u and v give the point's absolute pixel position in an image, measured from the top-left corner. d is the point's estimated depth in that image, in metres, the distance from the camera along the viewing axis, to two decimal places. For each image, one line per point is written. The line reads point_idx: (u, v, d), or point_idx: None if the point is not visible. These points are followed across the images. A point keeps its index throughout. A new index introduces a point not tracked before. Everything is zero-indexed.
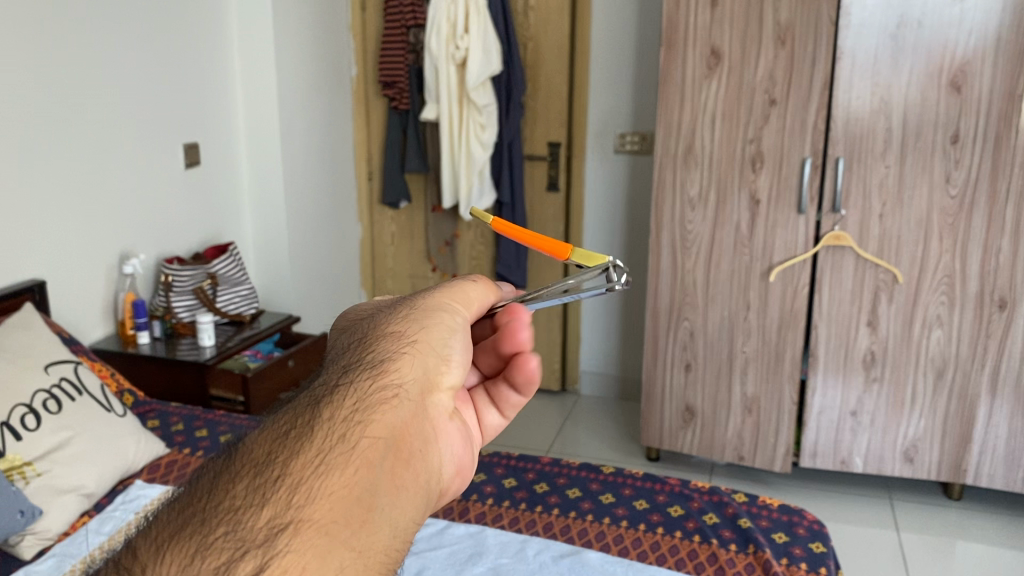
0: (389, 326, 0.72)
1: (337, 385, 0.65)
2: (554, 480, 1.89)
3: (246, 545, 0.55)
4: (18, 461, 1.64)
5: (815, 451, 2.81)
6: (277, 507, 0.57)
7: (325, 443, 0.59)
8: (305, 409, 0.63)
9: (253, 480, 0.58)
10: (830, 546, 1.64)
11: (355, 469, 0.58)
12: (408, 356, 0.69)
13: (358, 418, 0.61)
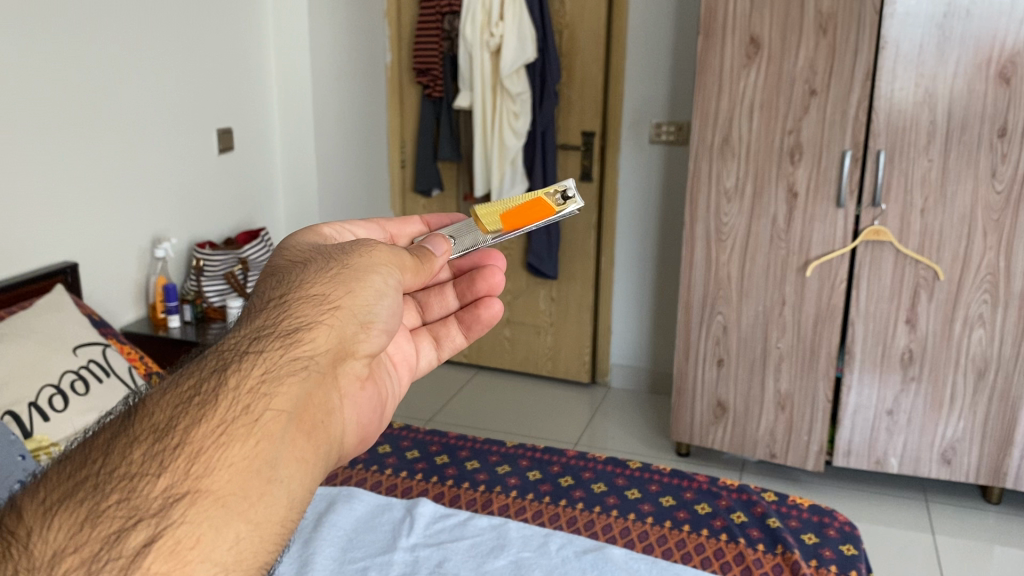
0: (311, 289, 0.78)
1: (246, 352, 0.70)
2: (579, 475, 1.86)
3: (140, 514, 0.58)
4: (45, 441, 1.65)
5: (849, 450, 2.75)
6: (175, 476, 0.60)
7: (229, 412, 0.64)
8: (210, 374, 0.67)
9: (151, 446, 0.62)
10: (862, 549, 1.60)
11: (257, 442, 0.64)
12: (324, 328, 0.75)
13: (264, 389, 0.67)
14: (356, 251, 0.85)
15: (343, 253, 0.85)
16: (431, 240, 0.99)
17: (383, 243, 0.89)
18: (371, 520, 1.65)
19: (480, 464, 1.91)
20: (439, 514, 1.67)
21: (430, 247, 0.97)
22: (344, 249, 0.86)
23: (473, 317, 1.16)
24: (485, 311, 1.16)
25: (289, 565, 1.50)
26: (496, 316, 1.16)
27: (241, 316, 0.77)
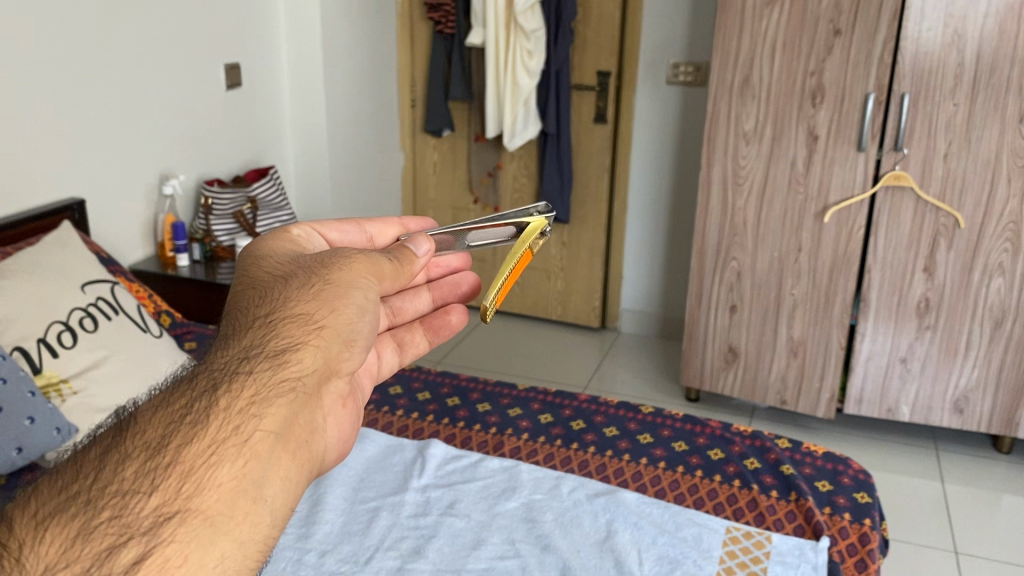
0: (296, 308, 0.73)
1: (236, 372, 0.64)
2: (591, 419, 1.84)
3: (131, 531, 0.54)
4: (55, 377, 1.65)
5: (861, 397, 2.74)
6: (166, 495, 0.56)
7: (219, 431, 0.60)
8: (202, 391, 0.62)
9: (144, 462, 0.57)
10: (876, 497, 1.59)
11: (243, 462, 0.60)
12: (310, 349, 0.70)
13: (253, 411, 0.62)
14: (338, 266, 0.80)
15: (322, 269, 0.79)
16: (413, 239, 0.92)
17: (360, 252, 0.84)
18: (382, 461, 1.64)
19: (491, 407, 1.89)
20: (450, 456, 1.66)
21: (414, 247, 0.91)
22: (326, 262, 0.80)
23: (439, 321, 1.11)
24: (452, 317, 1.12)
25: (301, 504, 1.51)
26: (461, 323, 1.12)
27: (224, 330, 0.71)
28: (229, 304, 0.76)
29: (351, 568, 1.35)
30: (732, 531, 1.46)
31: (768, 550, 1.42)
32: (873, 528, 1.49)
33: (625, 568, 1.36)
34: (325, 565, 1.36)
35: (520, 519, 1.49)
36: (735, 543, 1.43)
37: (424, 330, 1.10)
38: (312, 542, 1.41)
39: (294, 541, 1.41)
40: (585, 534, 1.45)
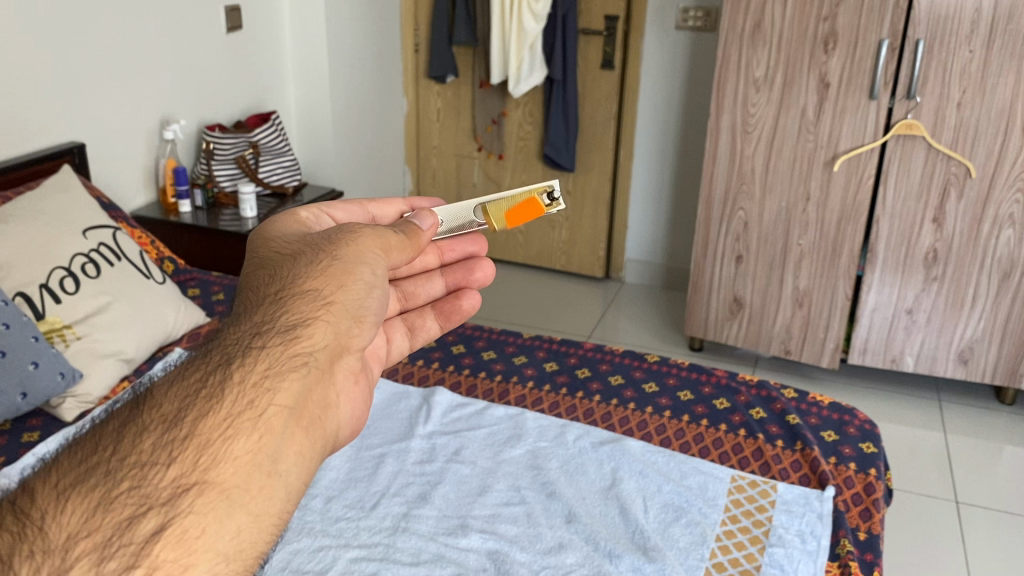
0: (305, 283, 0.69)
1: (250, 346, 0.62)
2: (596, 367, 1.83)
3: (149, 502, 0.52)
4: (58, 323, 1.64)
5: (866, 347, 2.74)
6: (183, 467, 0.54)
7: (235, 405, 0.58)
8: (215, 365, 0.60)
9: (161, 435, 0.55)
10: (881, 447, 1.59)
11: (259, 436, 0.58)
12: (321, 323, 0.67)
13: (267, 384, 0.60)
14: (346, 238, 0.76)
15: (331, 242, 0.76)
16: (418, 214, 0.90)
17: (365, 225, 0.80)
18: (388, 408, 1.64)
19: (497, 354, 1.89)
20: (455, 404, 1.66)
21: (417, 222, 0.89)
22: (334, 236, 0.77)
23: (451, 306, 1.11)
24: (464, 301, 1.11)
25: None
26: (472, 308, 1.11)
27: (235, 308, 0.68)
28: (239, 287, 0.73)
29: (357, 514, 1.36)
30: (737, 479, 1.46)
31: (774, 499, 1.42)
32: (878, 478, 1.49)
33: (630, 516, 1.36)
34: (332, 511, 1.36)
35: (526, 466, 1.49)
36: (740, 492, 1.43)
37: (435, 314, 1.09)
38: (319, 488, 1.41)
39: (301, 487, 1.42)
40: (590, 482, 1.45)
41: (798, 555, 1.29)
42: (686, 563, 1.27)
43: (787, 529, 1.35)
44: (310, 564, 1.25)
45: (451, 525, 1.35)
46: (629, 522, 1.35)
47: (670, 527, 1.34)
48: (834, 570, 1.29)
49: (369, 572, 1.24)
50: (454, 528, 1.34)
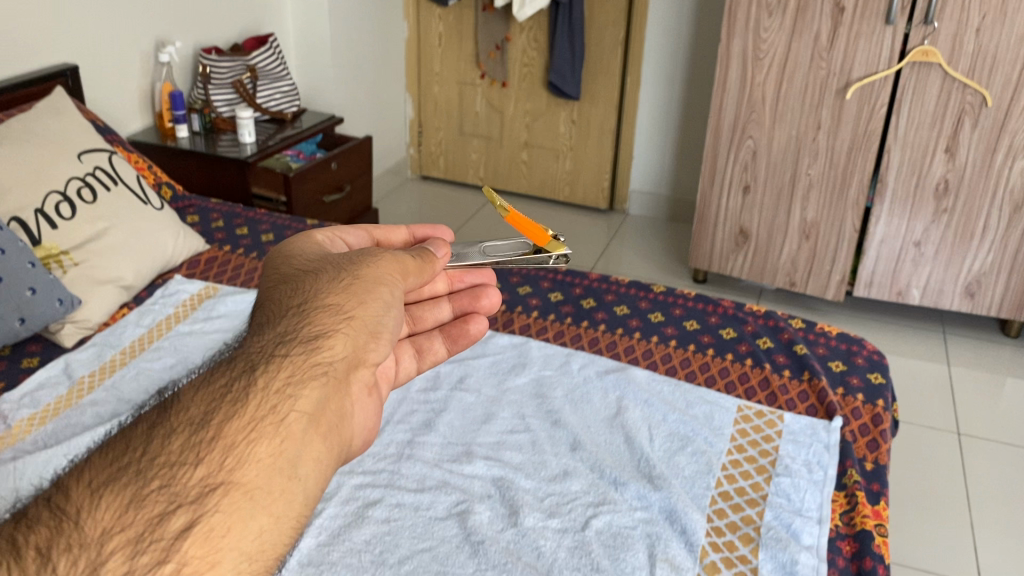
0: (326, 299, 0.75)
1: (272, 355, 0.66)
2: (601, 297, 1.80)
3: (178, 500, 0.55)
4: (54, 249, 1.62)
5: (871, 280, 2.72)
6: (210, 466, 0.57)
7: (258, 410, 0.62)
8: (240, 371, 0.64)
9: (188, 437, 0.58)
10: (889, 378, 1.57)
11: (281, 440, 0.61)
12: (341, 336, 0.72)
13: (289, 390, 0.64)
14: (364, 261, 0.82)
15: (351, 263, 0.81)
16: (432, 243, 0.96)
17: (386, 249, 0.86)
18: None
19: (500, 284, 1.85)
20: None
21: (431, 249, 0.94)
22: (352, 258, 0.83)
23: (459, 330, 1.10)
24: (472, 326, 1.10)
25: None
26: (480, 332, 1.10)
27: (258, 317, 0.73)
28: (262, 299, 0.78)
29: None
30: (744, 409, 1.45)
31: (780, 429, 1.41)
32: (885, 409, 1.48)
33: (636, 444, 1.35)
34: None
35: (530, 395, 1.48)
36: (746, 422, 1.42)
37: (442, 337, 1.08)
38: None
39: None
40: (595, 411, 1.44)
41: (804, 485, 1.29)
42: (691, 492, 1.27)
43: (793, 460, 1.34)
44: None
45: (455, 453, 1.34)
46: (634, 450, 1.35)
47: (676, 456, 1.34)
48: (840, 500, 1.28)
49: (374, 499, 1.23)
50: (458, 455, 1.33)
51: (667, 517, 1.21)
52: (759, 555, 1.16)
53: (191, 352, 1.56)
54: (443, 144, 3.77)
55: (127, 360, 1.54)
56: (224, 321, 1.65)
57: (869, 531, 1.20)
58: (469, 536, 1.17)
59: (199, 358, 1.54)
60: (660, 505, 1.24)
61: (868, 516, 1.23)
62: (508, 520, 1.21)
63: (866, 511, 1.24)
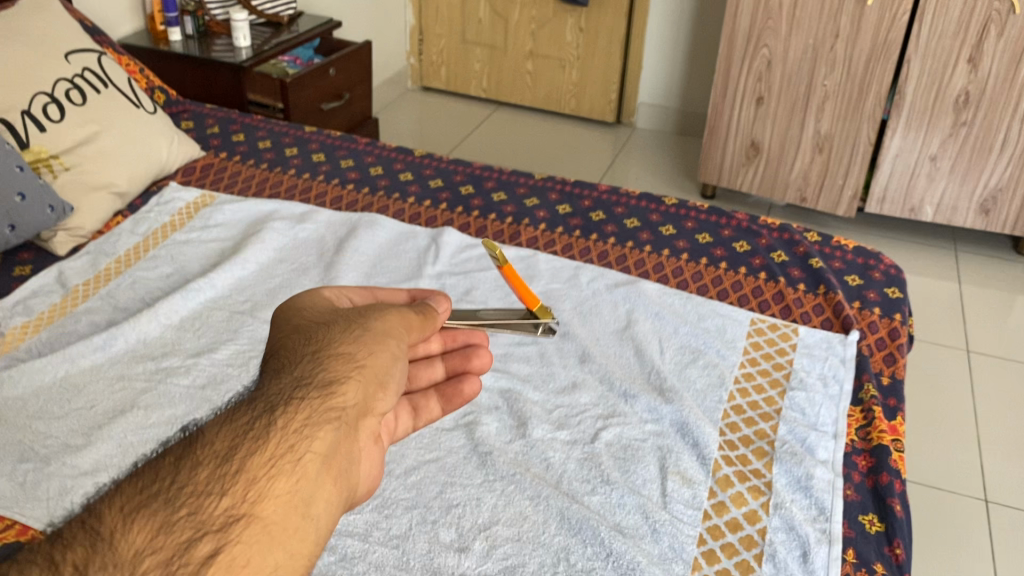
0: (339, 347, 0.75)
1: (291, 397, 0.67)
2: (611, 209, 1.71)
3: (205, 527, 0.55)
4: (43, 154, 1.56)
5: (884, 197, 2.66)
6: (235, 498, 0.58)
7: (278, 448, 0.63)
8: (260, 410, 0.65)
9: (213, 470, 0.59)
10: (906, 293, 1.53)
11: (299, 478, 0.62)
12: (353, 383, 0.72)
13: (306, 431, 0.65)
14: (374, 314, 0.82)
15: (360, 316, 0.82)
16: (434, 297, 0.94)
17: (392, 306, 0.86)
18: (395, 247, 1.58)
19: (507, 197, 1.76)
20: (465, 244, 1.59)
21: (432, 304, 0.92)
22: (363, 312, 0.83)
23: (452, 389, 0.98)
24: (466, 386, 0.99)
25: (311, 284, 1.47)
26: (473, 393, 0.99)
27: (272, 360, 0.73)
28: (272, 346, 0.77)
29: None
30: (757, 323, 1.41)
31: (795, 343, 1.37)
32: (902, 324, 1.44)
33: (646, 357, 1.32)
34: None
35: None
36: (760, 336, 1.38)
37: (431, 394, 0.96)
38: None
39: None
40: (604, 324, 1.40)
41: (819, 399, 1.26)
42: (703, 405, 1.24)
43: (808, 374, 1.31)
44: None
45: None
46: (644, 363, 1.31)
47: (687, 369, 1.30)
48: (856, 414, 1.25)
49: None
50: None
51: (678, 431, 1.18)
52: (773, 468, 1.13)
53: (188, 261, 1.52)
54: (445, 54, 3.65)
55: (122, 270, 1.50)
56: (221, 230, 1.61)
57: (885, 445, 1.18)
58: (477, 448, 1.14)
59: (195, 269, 1.51)
60: (671, 419, 1.20)
61: (884, 432, 1.20)
62: (516, 432, 1.18)
63: (882, 426, 1.21)
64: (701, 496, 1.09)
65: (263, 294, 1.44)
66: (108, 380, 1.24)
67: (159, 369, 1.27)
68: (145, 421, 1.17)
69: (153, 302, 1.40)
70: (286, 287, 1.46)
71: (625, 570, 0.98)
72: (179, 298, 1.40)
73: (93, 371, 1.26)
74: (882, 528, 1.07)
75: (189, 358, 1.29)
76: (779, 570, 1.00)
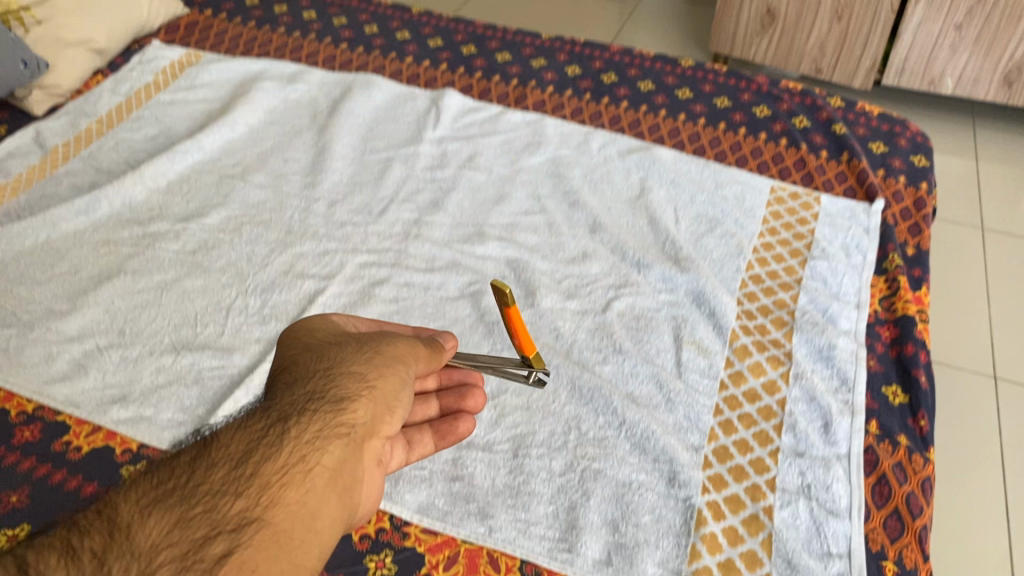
0: (351, 366, 0.74)
1: (304, 409, 0.68)
2: (624, 71, 1.61)
3: (219, 527, 0.57)
4: (13, 5, 1.43)
5: (903, 69, 2.54)
6: (248, 500, 0.59)
7: (291, 457, 0.64)
8: (274, 419, 0.66)
9: (228, 471, 0.61)
10: (933, 161, 1.45)
11: (309, 487, 0.63)
12: (363, 402, 0.72)
13: (318, 443, 0.66)
14: (386, 337, 0.80)
15: (372, 339, 0.80)
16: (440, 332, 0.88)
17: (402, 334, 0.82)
18: (393, 110, 1.48)
19: (512, 57, 1.65)
20: (468, 107, 1.50)
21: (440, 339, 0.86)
22: (376, 335, 0.82)
23: (444, 425, 0.87)
24: (461, 423, 0.87)
25: (304, 149, 1.38)
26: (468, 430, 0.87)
27: (287, 374, 0.74)
28: (283, 364, 0.77)
29: (364, 220, 1.25)
30: (777, 191, 1.34)
31: (817, 212, 1.30)
32: (929, 193, 1.37)
33: (661, 226, 1.25)
34: (336, 215, 1.25)
35: (546, 175, 1.36)
36: (780, 205, 1.31)
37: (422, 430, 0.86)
38: (320, 191, 1.29)
39: (301, 189, 1.30)
40: (616, 192, 1.32)
41: (841, 270, 1.20)
42: (720, 275, 1.18)
43: (830, 244, 1.24)
44: (316, 268, 1.16)
45: (466, 233, 1.24)
46: (659, 232, 1.25)
47: (703, 238, 1.24)
48: (880, 285, 1.19)
49: (381, 279, 1.15)
50: (470, 236, 1.23)
51: (695, 301, 1.13)
52: (793, 339, 1.08)
53: (174, 123, 1.43)
54: None
55: (104, 132, 1.41)
56: (207, 91, 1.51)
57: (910, 316, 1.12)
58: (484, 318, 1.09)
59: (182, 130, 1.42)
60: (687, 288, 1.15)
61: (910, 302, 1.15)
62: (524, 303, 1.13)
63: (908, 297, 1.15)
64: (717, 367, 1.04)
65: (254, 158, 1.36)
66: (93, 245, 1.18)
67: (147, 233, 1.20)
68: (133, 285, 1.11)
69: (137, 165, 1.32)
70: (278, 151, 1.38)
71: (639, 439, 0.94)
72: (166, 160, 1.31)
73: (77, 236, 1.20)
74: (906, 400, 1.02)
75: (178, 222, 1.22)
76: (799, 440, 0.95)
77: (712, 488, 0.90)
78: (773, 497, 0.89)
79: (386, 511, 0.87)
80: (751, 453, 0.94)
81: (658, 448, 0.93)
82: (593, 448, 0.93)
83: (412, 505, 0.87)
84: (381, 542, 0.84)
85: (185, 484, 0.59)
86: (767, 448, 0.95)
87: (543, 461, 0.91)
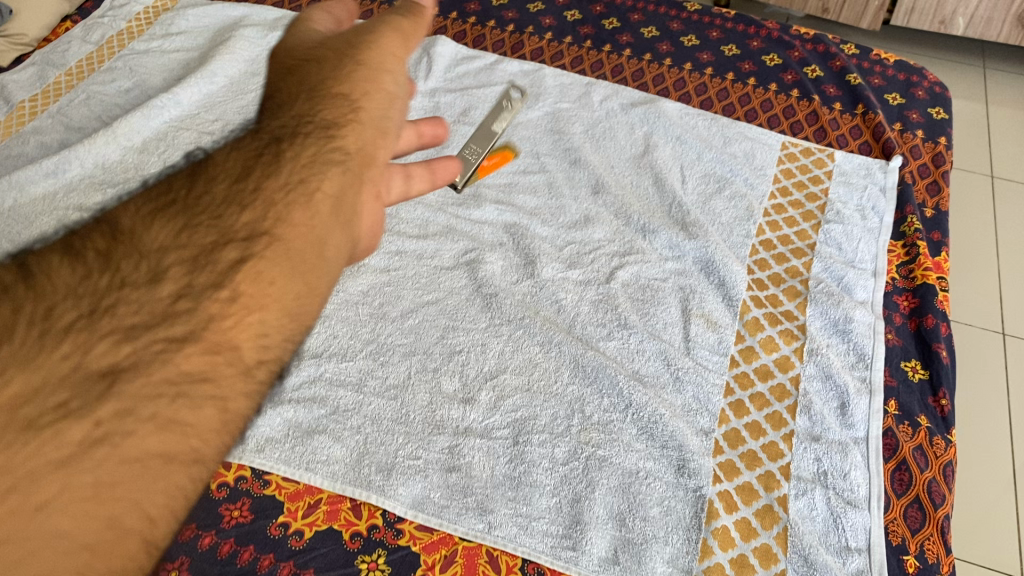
0: (326, 84, 0.53)
1: (302, 126, 0.51)
2: (626, 16, 1.52)
3: (210, 246, 0.43)
4: None
5: (913, 9, 2.43)
6: (245, 221, 0.45)
7: (294, 175, 0.48)
8: (270, 138, 0.50)
9: (228, 187, 0.46)
10: (952, 113, 1.38)
11: (321, 213, 0.47)
12: (355, 126, 0.52)
13: (318, 163, 0.49)
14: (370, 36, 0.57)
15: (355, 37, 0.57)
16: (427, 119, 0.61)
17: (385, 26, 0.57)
18: None
19: (507, 0, 1.55)
20: (462, 56, 1.41)
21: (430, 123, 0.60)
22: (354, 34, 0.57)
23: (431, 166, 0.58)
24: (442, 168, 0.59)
25: None
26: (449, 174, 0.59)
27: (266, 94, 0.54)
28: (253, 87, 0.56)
29: None
30: (789, 148, 1.26)
31: (831, 171, 1.24)
32: (948, 149, 1.30)
33: (667, 187, 1.18)
34: None
35: (545, 130, 1.28)
36: (791, 163, 1.24)
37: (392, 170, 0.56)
38: None
39: None
40: (620, 149, 1.25)
41: (857, 234, 1.14)
42: (729, 241, 1.11)
43: (845, 206, 1.18)
44: None
45: (461, 195, 1.16)
46: (665, 194, 1.18)
47: (712, 201, 1.17)
48: (898, 250, 1.13)
49: None
50: (465, 198, 1.16)
51: (703, 270, 1.07)
52: (807, 310, 1.03)
53: (149, 74, 1.34)
54: None
55: (74, 84, 1.32)
56: (184, 38, 1.42)
57: (931, 285, 1.06)
58: (481, 288, 1.03)
59: (158, 82, 1.33)
60: (694, 256, 1.08)
61: (930, 270, 1.09)
62: (523, 271, 1.06)
63: (927, 263, 1.09)
64: (727, 342, 0.98)
65: (234, 113, 1.28)
66: (64, 212, 1.11)
67: (121, 198, 1.13)
68: None
69: (110, 121, 1.24)
70: (260, 105, 1.30)
71: (646, 424, 0.89)
72: (140, 116, 1.23)
73: (46, 201, 1.12)
74: (926, 376, 0.97)
75: None
76: (815, 423, 0.90)
77: (723, 476, 0.85)
78: (788, 486, 0.85)
79: (379, 506, 0.82)
80: (764, 437, 0.89)
81: (666, 434, 0.88)
82: (597, 434, 0.88)
83: (407, 499, 0.82)
84: (374, 540, 0.80)
85: (137, 211, 0.44)
86: (781, 431, 0.90)
87: (545, 449, 0.86)
